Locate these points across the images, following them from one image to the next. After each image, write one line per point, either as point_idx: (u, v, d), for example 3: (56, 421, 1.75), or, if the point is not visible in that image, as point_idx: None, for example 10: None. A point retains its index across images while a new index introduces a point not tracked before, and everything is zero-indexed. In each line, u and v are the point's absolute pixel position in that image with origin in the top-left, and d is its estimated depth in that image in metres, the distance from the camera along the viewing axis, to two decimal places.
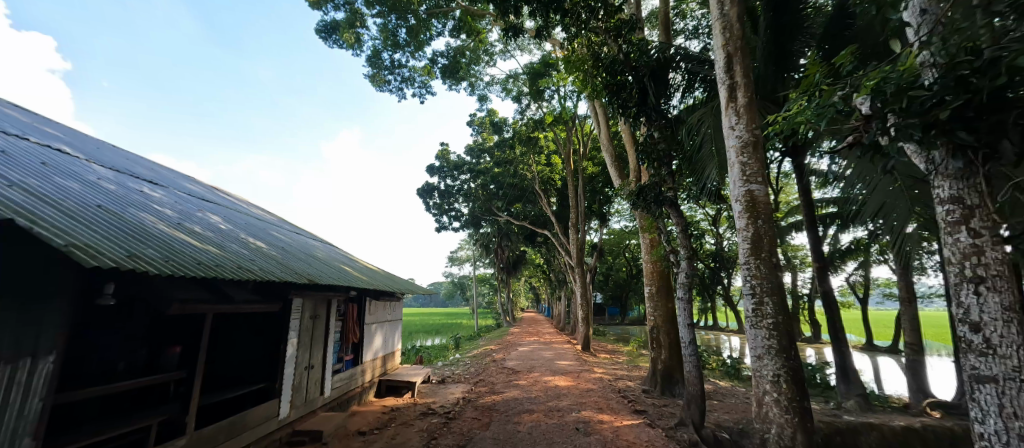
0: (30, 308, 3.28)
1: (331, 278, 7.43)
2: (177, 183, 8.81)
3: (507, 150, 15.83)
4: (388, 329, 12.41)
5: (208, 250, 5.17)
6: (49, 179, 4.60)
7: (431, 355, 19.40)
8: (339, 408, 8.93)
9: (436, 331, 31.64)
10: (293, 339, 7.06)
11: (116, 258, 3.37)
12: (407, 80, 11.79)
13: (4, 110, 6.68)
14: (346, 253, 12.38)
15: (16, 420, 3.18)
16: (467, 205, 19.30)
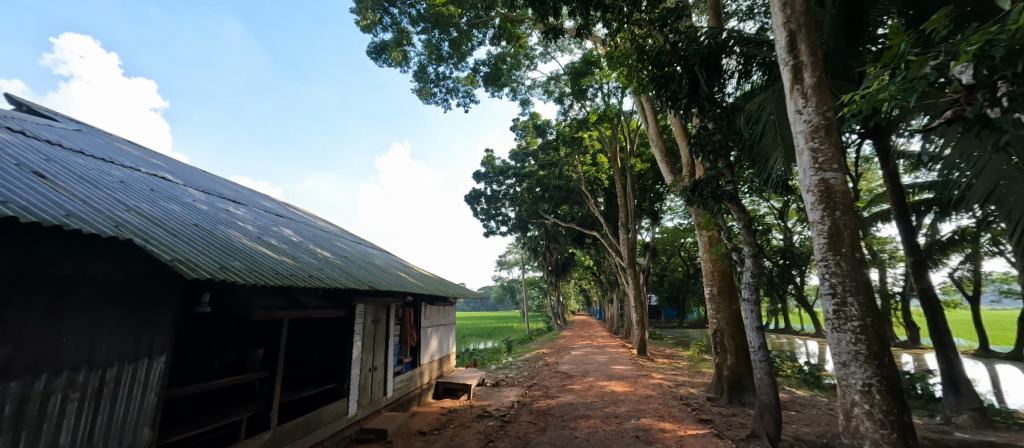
0: (146, 314, 3.68)
1: (391, 285, 7.71)
2: (253, 200, 9.59)
3: (552, 151, 15.72)
4: (443, 333, 12.70)
5: (284, 260, 5.55)
6: (153, 202, 5.16)
7: (484, 358, 19.62)
8: (401, 409, 9.24)
9: (488, 335, 32.01)
10: (358, 342, 7.39)
11: (210, 271, 3.68)
12: (452, 91, 12.06)
13: (118, 144, 7.65)
14: (401, 260, 12.85)
15: (138, 412, 3.60)
16: (514, 209, 19.38)
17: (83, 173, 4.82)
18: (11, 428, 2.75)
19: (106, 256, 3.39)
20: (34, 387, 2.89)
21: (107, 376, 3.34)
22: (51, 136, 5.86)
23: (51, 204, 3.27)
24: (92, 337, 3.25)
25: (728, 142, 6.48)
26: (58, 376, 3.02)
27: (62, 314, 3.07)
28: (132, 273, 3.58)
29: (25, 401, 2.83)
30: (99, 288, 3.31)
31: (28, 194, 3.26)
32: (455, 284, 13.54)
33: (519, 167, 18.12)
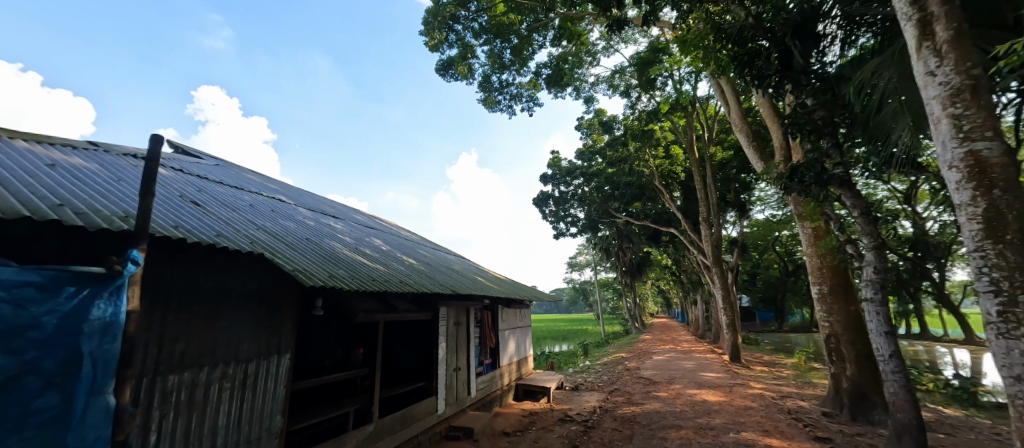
0: (273, 317, 4.29)
1: (471, 289, 7.95)
2: (347, 214, 10.53)
3: (621, 147, 15.11)
4: (520, 335, 12.78)
5: (378, 267, 6.00)
6: (271, 219, 5.90)
7: (561, 362, 19.39)
8: (484, 409, 9.46)
9: (563, 338, 31.61)
10: (444, 343, 7.71)
11: (320, 278, 4.10)
12: (516, 97, 12.17)
13: (245, 173, 8.93)
14: (476, 264, 13.21)
15: (271, 401, 4.20)
16: (583, 209, 18.98)
17: (220, 198, 5.68)
18: (185, 409, 3.42)
19: (242, 267, 4.02)
20: (199, 377, 3.54)
21: (248, 369, 3.97)
22: (196, 169, 7.00)
23: (201, 226, 3.90)
24: (236, 336, 3.88)
25: (835, 118, 5.66)
26: (214, 368, 3.66)
27: (214, 317, 3.71)
28: (262, 282, 4.19)
29: (193, 387, 3.49)
30: (239, 295, 3.94)
31: (184, 219, 3.92)
32: (529, 287, 13.58)
33: (586, 167, 17.77)
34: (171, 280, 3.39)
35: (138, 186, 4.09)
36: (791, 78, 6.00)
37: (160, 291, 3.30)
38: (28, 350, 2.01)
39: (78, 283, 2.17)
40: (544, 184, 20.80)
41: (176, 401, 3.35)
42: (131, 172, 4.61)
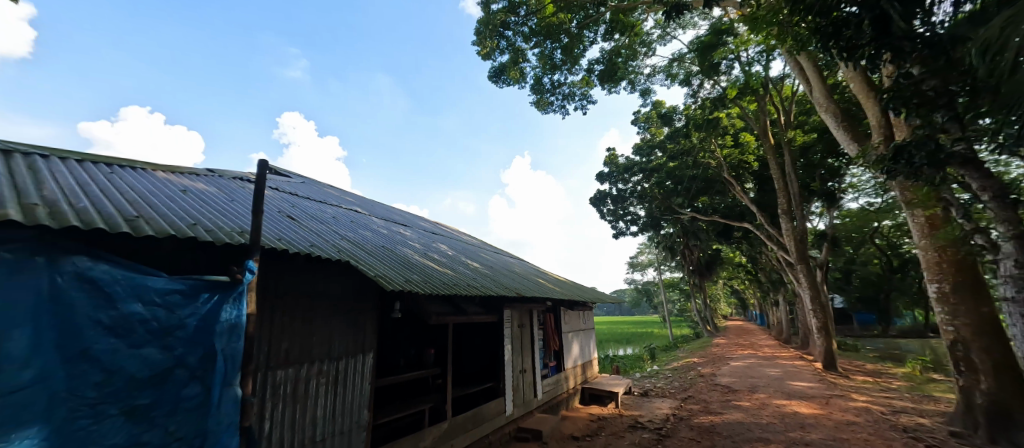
0: (357, 318, 4.65)
1: (535, 291, 7.99)
2: (413, 221, 11.09)
3: (683, 139, 14.16)
4: (584, 338, 12.57)
5: (447, 271, 6.25)
6: (351, 229, 6.39)
7: (628, 366, 18.73)
8: (551, 411, 9.43)
9: (627, 341, 30.51)
10: (510, 345, 7.82)
11: (399, 283, 4.38)
12: (568, 97, 12.01)
13: (324, 188, 9.73)
14: (536, 266, 13.25)
15: (359, 397, 4.55)
16: (644, 206, 18.21)
17: (307, 211, 6.27)
18: (289, 400, 3.81)
19: (332, 273, 4.41)
20: (299, 372, 3.93)
21: (338, 366, 4.33)
22: (285, 186, 7.79)
23: (297, 237, 4.34)
24: (328, 336, 4.26)
25: (954, 86, 4.76)
26: (312, 364, 4.05)
27: (310, 318, 4.11)
28: (347, 287, 4.56)
29: (295, 381, 3.88)
30: (329, 299, 4.33)
31: (283, 231, 4.39)
32: (592, 289, 13.33)
33: (644, 162, 16.97)
34: (276, 285, 3.82)
35: (248, 205, 4.68)
36: (886, 47, 5.05)
37: (268, 295, 3.73)
38: (175, 347, 2.38)
39: (210, 290, 2.52)
40: (600, 183, 20.26)
41: (282, 393, 3.75)
42: (239, 192, 5.27)
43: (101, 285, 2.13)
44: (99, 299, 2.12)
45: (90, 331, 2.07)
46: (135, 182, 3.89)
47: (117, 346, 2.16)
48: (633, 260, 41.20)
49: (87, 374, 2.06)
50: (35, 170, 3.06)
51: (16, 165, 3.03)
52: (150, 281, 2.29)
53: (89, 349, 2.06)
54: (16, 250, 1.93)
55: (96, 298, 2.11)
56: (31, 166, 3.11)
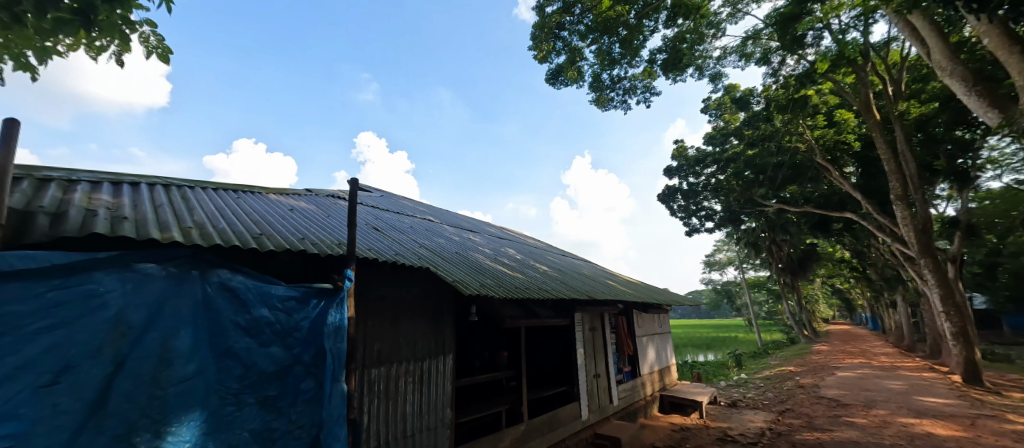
0: (436, 322, 4.91)
1: (606, 294, 7.82)
2: (481, 228, 11.42)
3: (764, 123, 12.80)
4: (660, 342, 11.98)
5: (518, 275, 6.37)
6: (426, 237, 6.78)
7: (711, 373, 17.43)
8: (628, 419, 9.12)
9: (708, 347, 28.39)
10: (582, 349, 7.73)
11: (475, 288, 4.56)
12: (629, 91, 11.59)
13: (398, 200, 10.41)
14: (604, 268, 12.92)
15: (441, 396, 4.80)
16: (720, 201, 16.98)
17: (388, 222, 6.77)
18: (383, 398, 4.13)
19: (414, 279, 4.72)
20: (390, 371, 4.25)
21: (422, 367, 4.62)
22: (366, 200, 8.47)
23: (382, 247, 4.72)
24: (412, 338, 4.56)
25: None
26: (400, 364, 4.36)
27: (397, 322, 4.44)
28: (426, 291, 4.85)
29: (386, 380, 4.20)
30: (412, 303, 4.64)
31: (371, 242, 4.80)
32: (666, 291, 12.67)
33: (718, 151, 16.06)
34: (367, 291, 4.18)
35: (341, 220, 5.20)
36: None
37: (361, 301, 4.10)
38: (294, 345, 2.69)
39: (318, 296, 2.84)
40: (669, 178, 19.19)
41: (376, 391, 4.07)
42: (332, 208, 5.86)
43: (238, 293, 2.49)
44: (235, 303, 2.46)
45: (231, 332, 2.42)
46: (253, 205, 4.51)
47: (251, 344, 2.49)
48: (709, 258, 38.34)
49: (230, 368, 2.40)
50: (182, 199, 3.68)
51: (169, 195, 3.68)
52: (272, 289, 2.63)
53: (231, 347, 2.41)
54: (177, 264, 2.30)
55: (234, 303, 2.46)
56: (180, 196, 3.75)
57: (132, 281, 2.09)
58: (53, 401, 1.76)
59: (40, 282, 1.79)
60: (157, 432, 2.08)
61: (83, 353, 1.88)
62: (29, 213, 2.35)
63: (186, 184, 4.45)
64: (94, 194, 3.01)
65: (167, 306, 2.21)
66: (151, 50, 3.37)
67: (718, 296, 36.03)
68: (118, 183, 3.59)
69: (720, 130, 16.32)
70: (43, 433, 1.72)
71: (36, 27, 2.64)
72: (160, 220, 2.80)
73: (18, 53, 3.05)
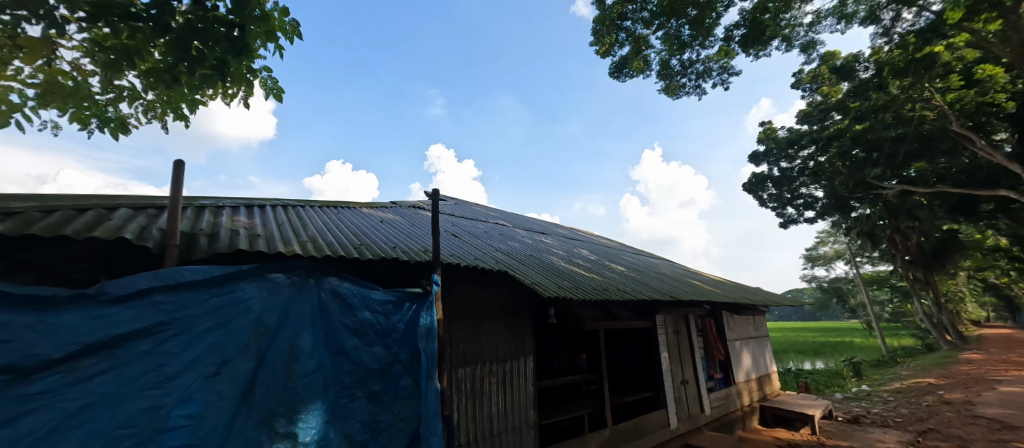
0: (515, 324, 5.03)
1: (691, 294, 7.37)
2: (552, 229, 11.43)
3: (875, 92, 11.07)
4: (756, 347, 10.95)
5: (595, 277, 6.28)
6: (501, 241, 6.98)
7: (822, 384, 15.42)
8: (723, 430, 8.46)
9: (817, 353, 25.15)
10: (666, 353, 7.36)
11: (553, 290, 4.60)
12: (703, 74, 10.86)
13: (473, 207, 10.84)
14: (686, 267, 12.14)
15: (523, 396, 4.89)
16: (822, 186, 15.13)
17: (465, 228, 7.10)
18: (470, 396, 4.32)
19: (492, 283, 4.89)
20: (475, 371, 4.44)
21: (505, 367, 4.76)
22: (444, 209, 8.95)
23: (463, 252, 4.97)
24: (494, 340, 4.73)
25: None
26: (484, 365, 4.54)
27: (479, 323, 4.63)
28: (505, 294, 5.00)
29: (473, 379, 4.40)
30: (492, 306, 4.81)
31: (452, 248, 5.08)
32: (760, 290, 11.53)
33: (818, 129, 14.52)
34: (451, 295, 4.42)
35: (425, 229, 5.59)
36: None
37: (446, 304, 4.35)
38: (392, 345, 2.92)
39: (410, 300, 3.09)
40: (756, 164, 17.56)
41: (464, 389, 4.28)
42: (415, 218, 6.31)
43: (345, 298, 2.80)
44: (343, 307, 2.77)
45: (341, 332, 2.72)
46: (351, 219, 5.04)
47: (359, 343, 2.77)
48: (812, 252, 34.06)
49: (342, 365, 2.68)
50: (297, 217, 4.25)
51: (287, 214, 4.27)
52: (372, 293, 2.92)
53: (342, 346, 2.70)
54: (297, 274, 2.65)
55: (342, 307, 2.77)
56: (294, 215, 4.33)
57: (266, 289, 2.47)
58: (217, 388, 2.14)
59: (202, 291, 2.22)
60: (291, 419, 2.38)
61: (235, 349, 2.25)
62: (193, 235, 2.91)
63: (298, 204, 5.12)
64: (234, 217, 3.61)
65: (293, 310, 2.55)
66: (269, 92, 3.96)
67: (826, 295, 31.82)
68: (249, 206, 4.26)
69: (817, 107, 14.52)
70: (211, 414, 2.08)
71: (189, 84, 3.26)
72: (282, 236, 3.27)
73: (177, 106, 3.77)
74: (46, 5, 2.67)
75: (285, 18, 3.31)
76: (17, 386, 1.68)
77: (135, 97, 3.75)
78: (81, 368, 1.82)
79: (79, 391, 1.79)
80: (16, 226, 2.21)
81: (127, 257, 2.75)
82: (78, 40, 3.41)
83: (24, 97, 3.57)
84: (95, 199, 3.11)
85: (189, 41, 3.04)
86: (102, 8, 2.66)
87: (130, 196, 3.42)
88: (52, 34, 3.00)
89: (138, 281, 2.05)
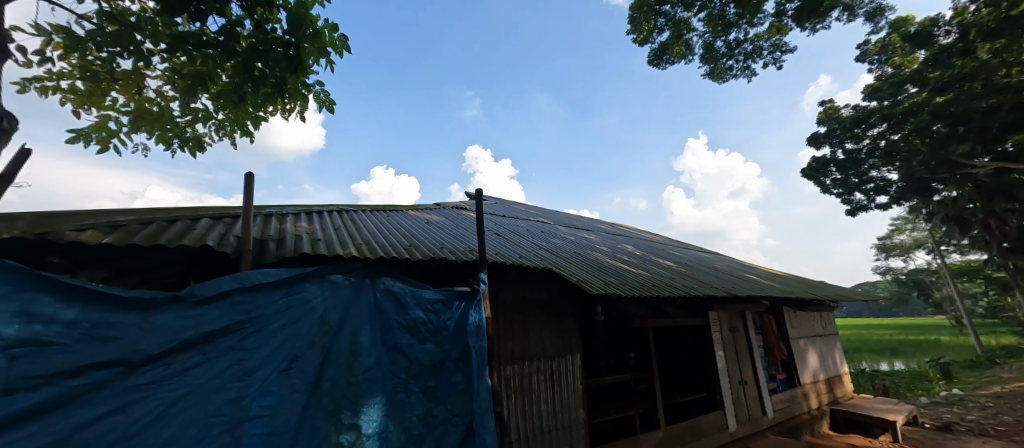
0: (561, 321, 5.00)
1: (748, 289, 6.95)
2: (595, 226, 11.23)
3: (961, 58, 9.97)
4: (824, 346, 10.16)
5: (642, 272, 6.11)
6: (544, 239, 6.97)
7: (903, 387, 13.97)
8: (789, 435, 7.92)
9: (895, 353, 22.81)
10: (722, 352, 7.00)
11: (600, 286, 4.53)
12: (752, 54, 10.23)
13: (514, 205, 10.89)
14: (740, 261, 11.48)
15: (572, 395, 4.85)
16: (896, 168, 13.78)
17: (508, 227, 7.16)
18: (519, 394, 4.36)
19: (537, 280, 4.90)
20: (523, 368, 4.47)
21: (552, 365, 4.76)
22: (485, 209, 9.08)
23: (507, 251, 5.02)
24: (541, 338, 4.73)
25: None
26: (531, 362, 4.56)
27: (525, 321, 4.66)
28: (550, 292, 4.98)
29: (521, 376, 4.43)
30: (537, 303, 4.82)
31: (497, 247, 5.14)
32: (826, 284, 10.67)
33: (889, 105, 13.20)
34: (497, 292, 4.48)
35: (470, 229, 5.71)
36: None
37: (493, 301, 4.41)
38: (444, 342, 3.02)
39: (459, 299, 3.17)
40: (816, 148, 16.27)
41: (512, 386, 4.33)
42: (459, 219, 6.45)
43: (399, 297, 2.92)
44: (397, 306, 2.89)
45: (396, 329, 2.84)
46: (399, 222, 5.25)
47: (412, 341, 2.88)
48: (886, 241, 30.97)
49: (399, 361, 2.80)
50: (351, 222, 4.50)
51: (342, 219, 4.53)
52: (423, 292, 3.02)
53: (397, 343, 2.82)
54: (355, 275, 2.80)
55: (396, 305, 2.89)
56: (349, 219, 4.59)
57: (328, 289, 2.64)
58: (290, 382, 2.31)
59: (275, 292, 2.42)
60: (355, 411, 2.52)
61: (303, 346, 2.41)
62: (263, 241, 3.16)
63: (350, 209, 5.42)
64: (296, 223, 3.88)
65: (353, 308, 2.70)
66: (321, 105, 4.20)
67: (904, 288, 28.81)
68: (309, 212, 4.56)
69: (888, 80, 13.20)
70: (286, 405, 2.26)
71: (252, 102, 3.53)
72: (340, 240, 3.47)
73: (243, 123, 4.11)
74: (135, 41, 3.00)
75: (334, 34, 3.50)
76: (128, 377, 1.93)
77: (208, 118, 4.13)
78: (177, 362, 2.06)
79: (176, 382, 2.02)
80: (121, 237, 2.53)
81: (208, 263, 3.04)
82: (161, 70, 3.81)
83: (120, 124, 4.04)
84: (180, 211, 3.47)
85: (252, 63, 3.28)
86: (180, 39, 2.96)
87: (209, 207, 3.77)
88: (141, 66, 3.38)
89: (220, 284, 2.26)
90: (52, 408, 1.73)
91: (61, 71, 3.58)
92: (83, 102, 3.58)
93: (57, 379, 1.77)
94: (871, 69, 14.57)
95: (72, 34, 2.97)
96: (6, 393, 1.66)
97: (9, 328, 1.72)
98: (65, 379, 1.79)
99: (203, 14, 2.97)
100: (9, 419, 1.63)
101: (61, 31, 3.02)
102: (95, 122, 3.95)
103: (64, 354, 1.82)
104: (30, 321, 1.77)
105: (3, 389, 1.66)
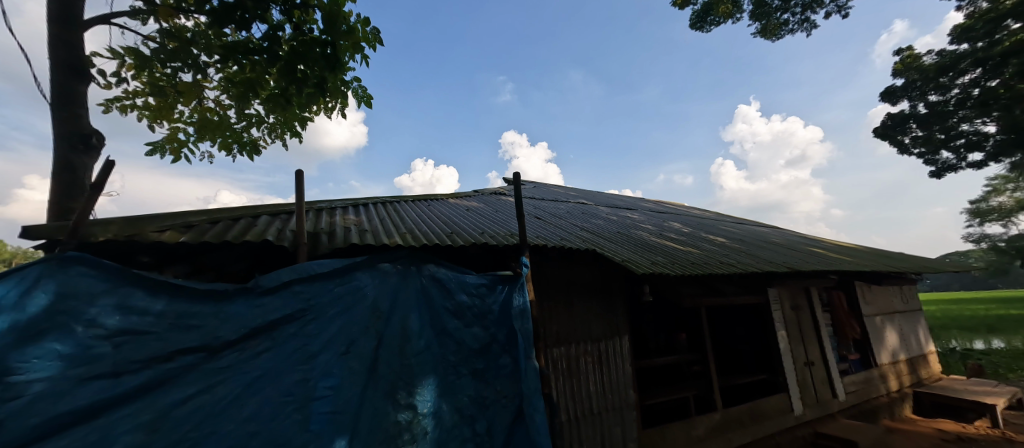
0: (606, 302, 4.92)
1: (811, 263, 6.46)
2: (638, 205, 10.83)
3: None
4: (905, 323, 9.28)
5: (691, 250, 5.85)
6: (586, 220, 6.84)
7: (1003, 367, 12.50)
8: (864, 418, 7.37)
9: (993, 330, 20.34)
10: (784, 332, 6.59)
11: (646, 266, 4.38)
12: (811, 5, 9.32)
13: (555, 189, 10.71)
14: (803, 234, 10.65)
15: (620, 376, 4.78)
16: (993, 118, 12.04)
17: (548, 211, 7.08)
18: (567, 375, 4.38)
19: (580, 263, 4.83)
20: (570, 351, 4.47)
21: (599, 348, 4.71)
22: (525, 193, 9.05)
23: (548, 234, 4.99)
24: (586, 320, 4.69)
25: None
26: (578, 344, 4.54)
27: (570, 304, 4.64)
28: (593, 274, 4.90)
29: (568, 359, 4.44)
30: (580, 286, 4.77)
31: (537, 230, 5.12)
32: (906, 255, 9.68)
33: (983, 46, 11.51)
34: (540, 276, 4.49)
35: (510, 214, 5.73)
36: None
37: (536, 284, 4.43)
38: (490, 326, 3.07)
39: (502, 282, 3.20)
40: (892, 103, 14.61)
41: (560, 369, 4.35)
42: (499, 205, 6.47)
43: (444, 282, 3.00)
44: (443, 291, 2.97)
45: (443, 314, 2.92)
46: (440, 210, 5.38)
47: (459, 325, 2.96)
48: (981, 206, 27.41)
49: (447, 344, 2.89)
50: (395, 212, 4.68)
51: (386, 210, 4.72)
52: (466, 277, 3.09)
53: (445, 327, 2.90)
54: (401, 263, 2.90)
55: (442, 291, 2.98)
56: (392, 210, 4.78)
57: (378, 277, 2.77)
58: (349, 365, 2.44)
59: (329, 281, 2.57)
60: (410, 392, 2.64)
61: (358, 331, 2.54)
62: (316, 234, 3.36)
63: (394, 201, 5.62)
64: (345, 216, 4.10)
65: (401, 296, 2.80)
66: (360, 100, 4.34)
67: (1005, 256, 25.48)
68: (355, 206, 4.79)
69: (981, 18, 11.52)
70: (347, 386, 2.39)
71: (299, 103, 3.71)
72: (386, 230, 3.63)
73: (291, 125, 4.37)
74: (192, 55, 3.23)
75: (367, 28, 3.58)
76: (210, 361, 2.14)
77: (261, 122, 4.42)
78: (250, 347, 2.26)
79: (251, 365, 2.22)
80: (195, 235, 2.79)
81: (271, 255, 3.26)
82: (217, 81, 4.11)
83: (187, 134, 4.43)
84: (242, 210, 3.75)
85: (295, 66, 3.42)
86: (230, 49, 3.14)
87: (267, 205, 4.05)
88: (200, 78, 3.63)
89: (280, 275, 2.44)
90: (151, 388, 1.98)
91: (135, 89, 3.97)
92: (156, 117, 3.97)
93: (153, 363, 2.01)
94: (959, 6, 12.73)
95: (140, 55, 3.25)
96: (114, 375, 1.92)
97: (112, 320, 1.99)
98: (159, 363, 2.03)
99: (247, 22, 3.13)
100: (118, 398, 1.89)
101: (131, 53, 3.32)
102: (168, 134, 4.35)
103: (157, 341, 2.07)
104: (128, 313, 2.03)
105: (112, 372, 1.92)
